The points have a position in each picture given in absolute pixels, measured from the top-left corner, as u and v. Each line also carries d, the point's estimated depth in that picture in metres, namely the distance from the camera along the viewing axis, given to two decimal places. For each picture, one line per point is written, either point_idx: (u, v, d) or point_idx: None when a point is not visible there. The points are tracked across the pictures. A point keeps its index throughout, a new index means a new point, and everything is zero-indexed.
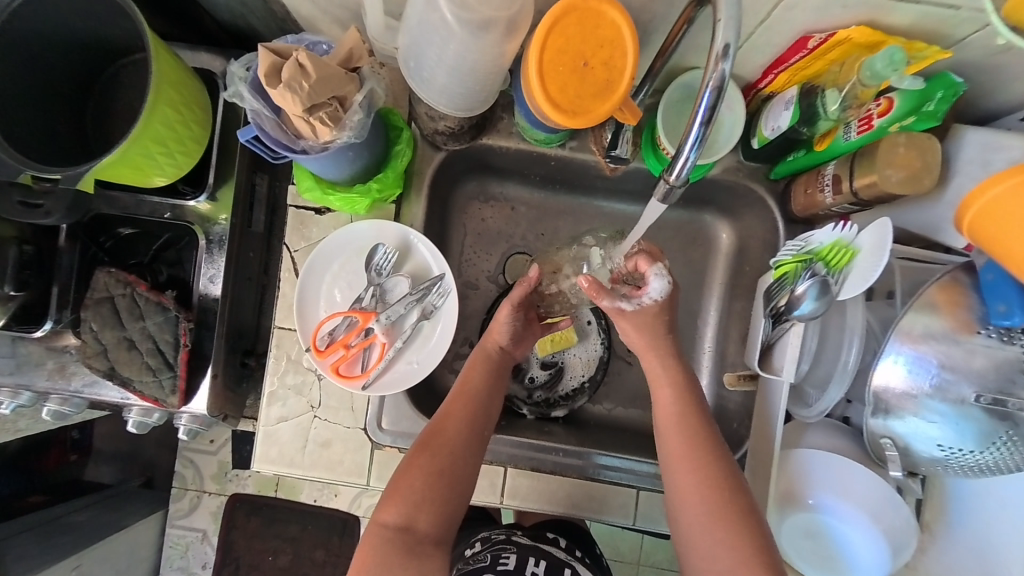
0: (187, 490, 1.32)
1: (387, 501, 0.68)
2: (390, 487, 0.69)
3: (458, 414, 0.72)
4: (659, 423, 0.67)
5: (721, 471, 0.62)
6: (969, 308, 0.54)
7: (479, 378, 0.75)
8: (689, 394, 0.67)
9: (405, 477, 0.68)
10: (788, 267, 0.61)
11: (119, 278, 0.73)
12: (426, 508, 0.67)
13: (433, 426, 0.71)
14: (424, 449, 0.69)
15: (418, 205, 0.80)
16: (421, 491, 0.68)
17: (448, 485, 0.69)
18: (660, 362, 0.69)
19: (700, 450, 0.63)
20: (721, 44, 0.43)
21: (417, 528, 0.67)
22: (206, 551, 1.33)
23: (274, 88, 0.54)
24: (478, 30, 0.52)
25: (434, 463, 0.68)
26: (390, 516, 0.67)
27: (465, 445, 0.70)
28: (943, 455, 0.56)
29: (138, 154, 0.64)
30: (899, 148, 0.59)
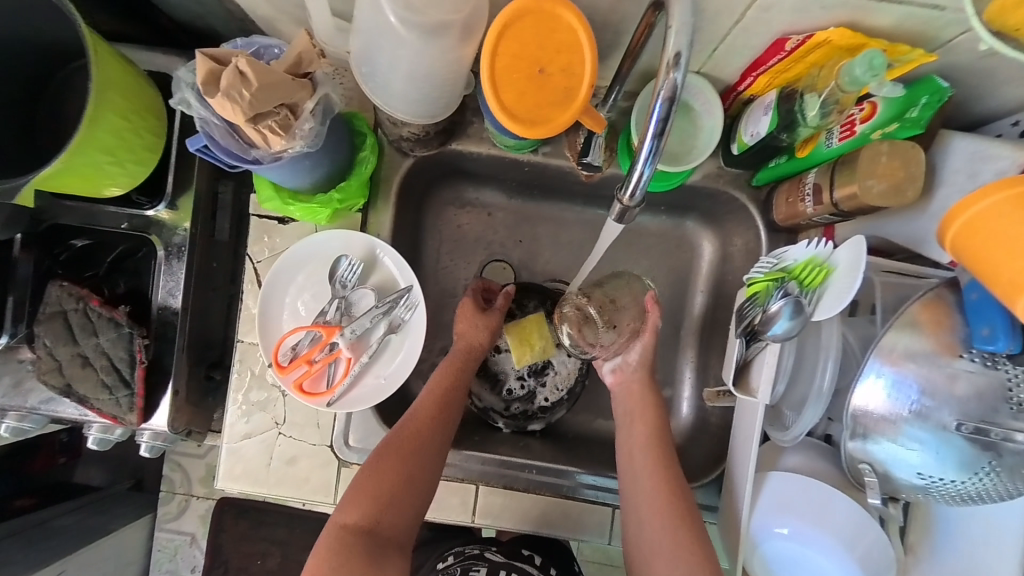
0: (176, 494, 1.29)
1: (349, 503, 0.67)
2: (352, 489, 0.68)
3: (427, 418, 0.72)
4: (625, 449, 0.73)
5: (679, 496, 0.67)
6: (952, 329, 0.51)
7: (450, 383, 0.76)
8: (660, 425, 0.73)
9: (370, 480, 0.67)
10: (760, 286, 0.59)
11: (71, 292, 0.70)
12: (389, 511, 0.67)
13: (400, 429, 0.71)
14: (391, 451, 0.69)
15: (386, 214, 0.77)
16: (386, 493, 0.67)
17: (412, 489, 0.69)
18: (638, 391, 0.77)
19: (664, 476, 0.69)
20: (673, 52, 0.41)
21: (380, 531, 0.66)
22: (195, 554, 1.30)
23: (213, 96, 0.50)
24: (428, 34, 0.49)
25: (401, 468, 0.68)
26: (352, 518, 0.66)
27: (433, 449, 0.70)
28: (924, 482, 0.53)
29: (85, 162, 0.61)
30: (882, 157, 0.55)
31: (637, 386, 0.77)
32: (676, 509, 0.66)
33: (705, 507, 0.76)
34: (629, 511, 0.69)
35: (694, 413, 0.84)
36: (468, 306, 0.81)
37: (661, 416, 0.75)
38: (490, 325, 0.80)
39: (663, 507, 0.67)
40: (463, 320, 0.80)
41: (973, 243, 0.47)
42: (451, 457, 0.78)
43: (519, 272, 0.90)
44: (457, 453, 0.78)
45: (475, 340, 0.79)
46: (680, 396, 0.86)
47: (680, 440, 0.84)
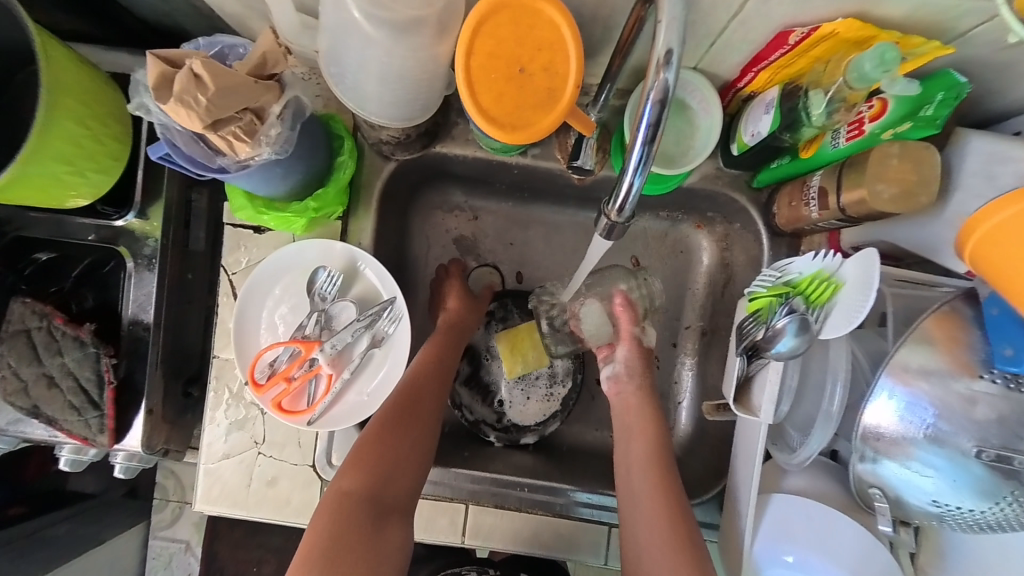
0: (169, 501, 1.15)
1: (350, 468, 0.63)
2: (350, 455, 0.64)
3: (426, 381, 0.71)
4: (625, 458, 0.69)
5: (681, 513, 0.63)
6: (969, 347, 0.47)
7: (446, 349, 0.76)
8: (658, 435, 0.70)
9: (371, 442, 0.64)
10: (763, 301, 0.55)
11: (34, 309, 0.67)
12: (392, 475, 0.63)
13: (399, 392, 0.69)
14: (392, 413, 0.67)
15: (367, 221, 0.73)
16: (389, 456, 0.64)
17: (414, 452, 0.66)
18: (633, 402, 0.73)
19: (664, 490, 0.65)
20: (662, 49, 0.37)
21: (383, 497, 0.62)
22: (191, 561, 1.15)
23: (165, 101, 0.46)
24: (398, 31, 0.46)
25: (403, 429, 0.66)
26: (353, 483, 0.61)
27: (432, 411, 0.70)
28: (939, 510, 0.50)
29: (40, 174, 0.57)
30: (892, 159, 0.52)
31: (626, 392, 0.74)
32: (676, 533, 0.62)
33: (704, 525, 0.72)
34: (630, 531, 0.64)
35: (693, 424, 0.81)
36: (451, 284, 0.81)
37: (658, 424, 0.71)
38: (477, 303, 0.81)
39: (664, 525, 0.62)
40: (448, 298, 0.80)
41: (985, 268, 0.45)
42: (438, 475, 0.75)
43: (509, 279, 0.87)
44: (444, 470, 0.75)
45: (464, 312, 0.80)
46: (679, 406, 0.82)
47: (679, 452, 0.81)
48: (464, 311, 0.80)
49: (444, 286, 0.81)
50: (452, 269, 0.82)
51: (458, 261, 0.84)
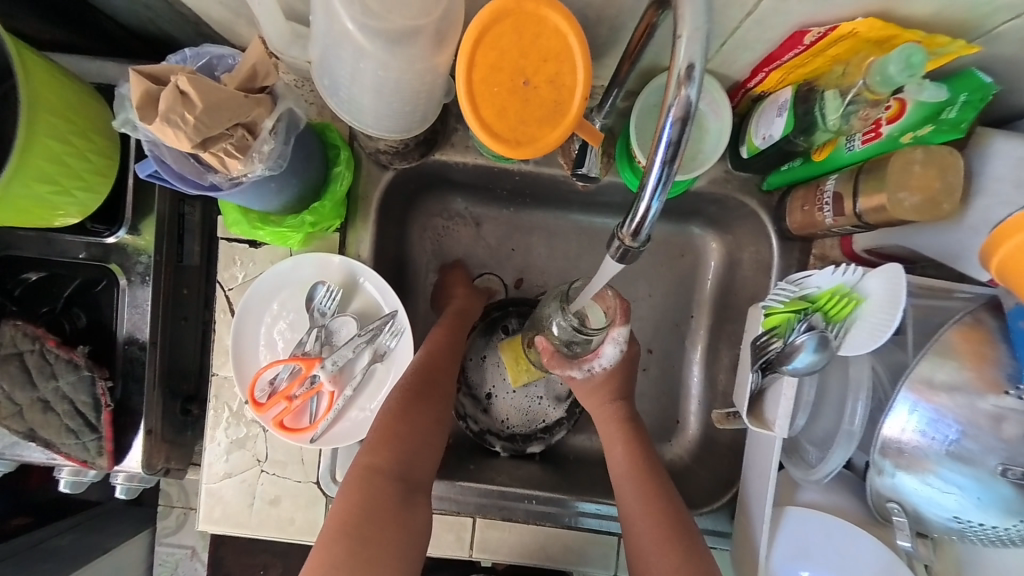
0: (173, 508, 1.13)
1: (374, 446, 0.62)
2: (371, 435, 0.63)
3: (440, 359, 0.70)
4: (617, 473, 0.67)
5: (677, 533, 0.61)
6: (996, 363, 0.45)
7: (459, 328, 0.74)
8: (641, 450, 0.67)
9: (392, 421, 0.63)
10: (780, 318, 0.52)
11: (26, 332, 0.65)
12: (415, 453, 0.63)
13: (415, 370, 0.68)
14: (410, 392, 0.65)
15: (366, 233, 0.71)
16: (414, 434, 0.63)
17: (436, 431, 0.65)
18: (631, 415, 0.70)
19: (652, 510, 0.63)
20: (685, 64, 0.35)
21: (408, 474, 0.61)
22: (197, 567, 1.12)
23: (153, 121, 0.44)
24: (392, 42, 0.43)
25: (423, 406, 0.65)
26: (378, 461, 0.61)
27: (449, 389, 0.69)
28: (961, 527, 0.48)
29: (22, 194, 0.55)
30: (916, 165, 0.50)
31: (595, 405, 0.70)
32: (670, 542, 0.60)
33: (714, 534, 0.72)
34: (632, 553, 0.62)
35: (701, 431, 0.79)
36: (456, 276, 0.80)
37: (638, 438, 0.68)
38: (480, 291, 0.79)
39: (657, 550, 0.61)
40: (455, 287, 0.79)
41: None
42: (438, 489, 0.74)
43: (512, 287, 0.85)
44: (443, 485, 0.74)
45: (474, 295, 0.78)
46: (688, 413, 0.81)
47: (687, 459, 0.80)
48: (472, 294, 0.78)
49: (451, 277, 0.80)
50: (455, 266, 0.81)
51: (461, 264, 0.82)
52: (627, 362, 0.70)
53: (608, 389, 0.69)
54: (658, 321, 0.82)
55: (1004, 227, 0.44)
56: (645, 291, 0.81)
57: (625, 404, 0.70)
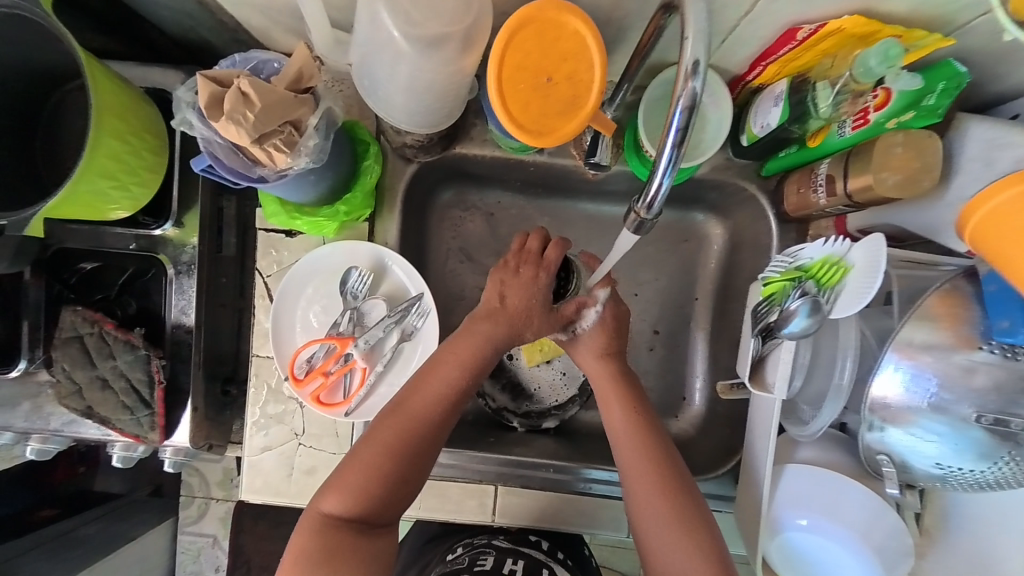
0: (194, 498, 1.14)
1: (332, 490, 0.61)
2: (336, 476, 0.63)
3: (424, 403, 0.67)
4: (615, 430, 0.70)
5: (671, 473, 0.66)
6: (970, 322, 0.51)
7: (449, 372, 0.68)
8: (637, 409, 0.71)
9: (357, 468, 0.62)
10: (777, 286, 0.59)
11: (85, 316, 0.72)
12: (377, 498, 0.62)
13: (393, 416, 0.66)
14: (378, 434, 0.64)
15: (392, 222, 0.77)
16: (374, 480, 0.62)
17: (402, 474, 0.64)
18: (619, 373, 0.73)
19: (655, 455, 0.67)
20: (690, 60, 0.40)
21: (370, 516, 0.61)
22: (218, 555, 1.15)
23: (217, 119, 0.51)
24: (428, 47, 0.49)
25: (393, 456, 0.63)
26: (336, 505, 0.60)
27: (427, 436, 0.65)
28: (941, 472, 0.54)
29: (87, 189, 0.60)
30: (897, 147, 0.55)
31: (591, 360, 0.74)
32: (668, 486, 0.65)
33: (718, 497, 0.77)
34: (632, 508, 0.66)
35: (706, 405, 0.85)
36: (520, 278, 0.69)
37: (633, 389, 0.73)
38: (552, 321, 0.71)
39: (662, 494, 0.65)
40: (513, 303, 0.69)
41: (1009, 266, 0.47)
42: (456, 459, 0.79)
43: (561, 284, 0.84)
44: (462, 455, 0.79)
45: (480, 329, 0.69)
46: (693, 388, 0.86)
47: (693, 432, 0.85)
48: (492, 322, 0.69)
49: (529, 291, 0.68)
50: (533, 267, 0.69)
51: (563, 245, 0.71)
52: (615, 319, 0.73)
53: (597, 346, 0.73)
54: (664, 303, 0.87)
55: (974, 200, 0.49)
56: (652, 274, 0.87)
57: (617, 358, 0.73)
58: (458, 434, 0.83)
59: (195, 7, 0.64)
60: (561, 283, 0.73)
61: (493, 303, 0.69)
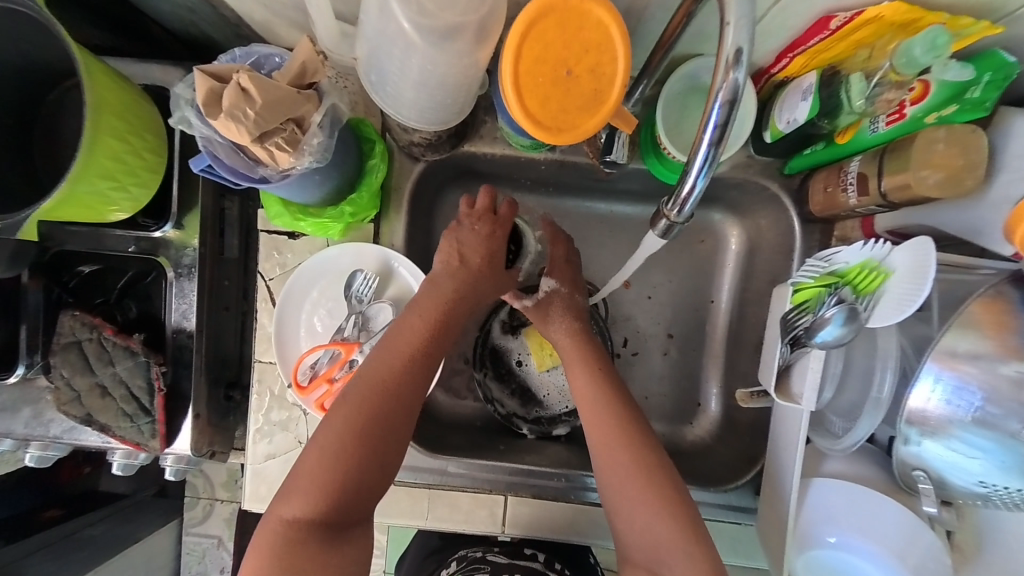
0: (199, 498, 1.13)
1: (293, 495, 0.58)
2: (293, 479, 0.60)
3: (382, 393, 0.63)
4: (582, 407, 0.67)
5: (661, 474, 0.61)
6: (1018, 331, 0.47)
7: (407, 356, 0.66)
8: (615, 396, 0.66)
9: (316, 468, 0.59)
10: (810, 293, 0.56)
11: (84, 321, 0.69)
12: (342, 497, 0.59)
13: (349, 408, 0.62)
14: (338, 427, 0.61)
15: (398, 223, 0.74)
16: (337, 478, 0.59)
17: (368, 466, 0.61)
18: (580, 340, 0.72)
19: (631, 448, 0.63)
20: (733, 48, 0.37)
21: (336, 516, 0.59)
22: (223, 557, 1.13)
23: (216, 117, 0.48)
24: (441, 38, 0.46)
25: (354, 453, 0.60)
26: (298, 510, 0.58)
27: (390, 427, 0.63)
28: (984, 490, 0.50)
29: (86, 191, 0.58)
30: (939, 144, 0.51)
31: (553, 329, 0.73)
32: (657, 489, 0.60)
33: (738, 509, 0.74)
34: (614, 510, 0.63)
35: (723, 412, 0.82)
36: (474, 234, 0.71)
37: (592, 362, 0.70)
38: (505, 280, 0.74)
39: (635, 469, 0.62)
40: (471, 259, 0.71)
41: None
42: (465, 468, 0.77)
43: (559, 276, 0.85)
44: (471, 464, 0.76)
45: (438, 290, 0.69)
46: (710, 395, 0.83)
47: (709, 439, 0.82)
48: (452, 281, 0.70)
49: (486, 246, 0.71)
50: (486, 226, 0.71)
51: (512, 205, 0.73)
52: (573, 285, 0.75)
53: (558, 307, 0.74)
54: (679, 306, 0.84)
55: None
56: (666, 275, 0.84)
57: (579, 325, 0.73)
58: (466, 441, 0.81)
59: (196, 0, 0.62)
60: (511, 255, 0.79)
61: (452, 262, 0.70)
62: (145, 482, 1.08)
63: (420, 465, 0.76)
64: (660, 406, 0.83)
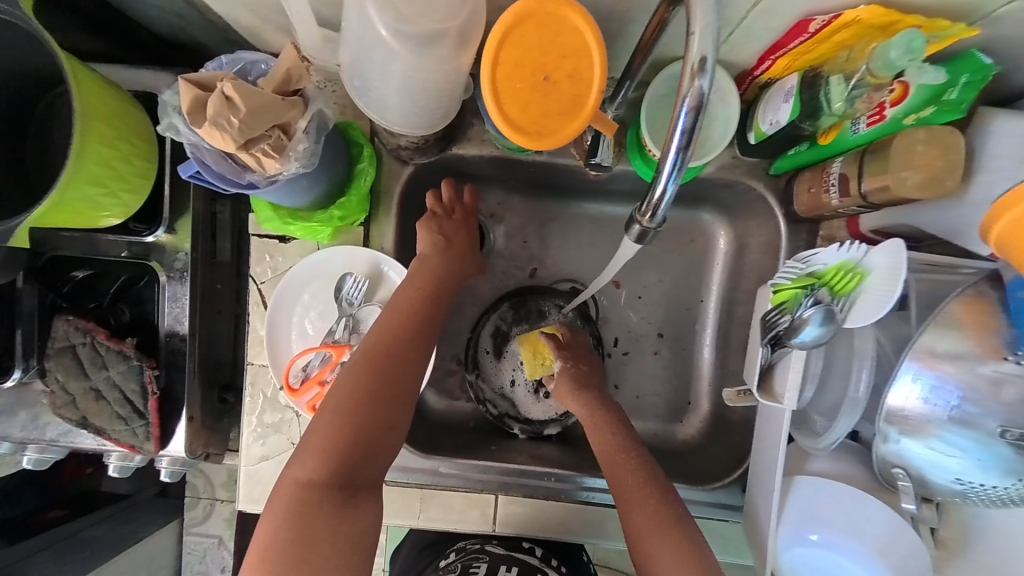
0: (199, 498, 1.14)
1: (305, 457, 0.59)
2: (305, 443, 0.60)
3: (386, 356, 0.64)
4: (602, 460, 0.67)
5: (662, 505, 0.63)
6: (997, 331, 0.48)
7: (409, 322, 0.67)
8: (625, 429, 0.69)
9: (326, 430, 0.60)
10: (788, 294, 0.56)
11: (78, 326, 0.70)
12: (354, 457, 0.60)
13: (357, 371, 0.63)
14: (348, 388, 0.62)
15: (388, 226, 0.75)
16: (349, 439, 0.60)
17: (378, 427, 0.62)
18: (591, 382, 0.74)
19: (647, 476, 0.64)
20: (697, 56, 0.38)
21: (349, 478, 0.59)
22: (224, 556, 1.14)
23: (201, 125, 0.49)
24: (420, 45, 0.47)
25: (362, 412, 0.61)
26: (311, 471, 0.58)
27: (395, 389, 0.63)
28: (962, 487, 0.51)
29: (76, 198, 0.59)
30: (919, 145, 0.52)
31: (563, 386, 0.74)
32: (660, 516, 0.62)
33: (727, 507, 0.74)
34: (636, 538, 0.62)
35: (713, 410, 0.82)
36: (452, 221, 0.74)
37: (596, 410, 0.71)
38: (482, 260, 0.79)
39: (628, 465, 0.65)
40: (455, 241, 0.74)
41: None
42: (456, 469, 0.77)
43: (549, 274, 0.87)
44: (463, 464, 0.77)
45: (430, 266, 0.71)
46: (701, 393, 0.84)
47: (700, 437, 0.83)
48: (440, 260, 0.72)
49: (466, 231, 0.75)
50: (460, 214, 0.75)
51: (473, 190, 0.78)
52: (584, 358, 0.77)
53: (571, 371, 0.75)
54: (669, 305, 0.85)
55: (1006, 199, 0.46)
56: (657, 275, 0.85)
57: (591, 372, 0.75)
58: (459, 442, 0.82)
59: (184, 6, 0.62)
60: None
61: (438, 244, 0.72)
62: (145, 482, 1.09)
63: (412, 466, 0.76)
64: (652, 405, 0.84)
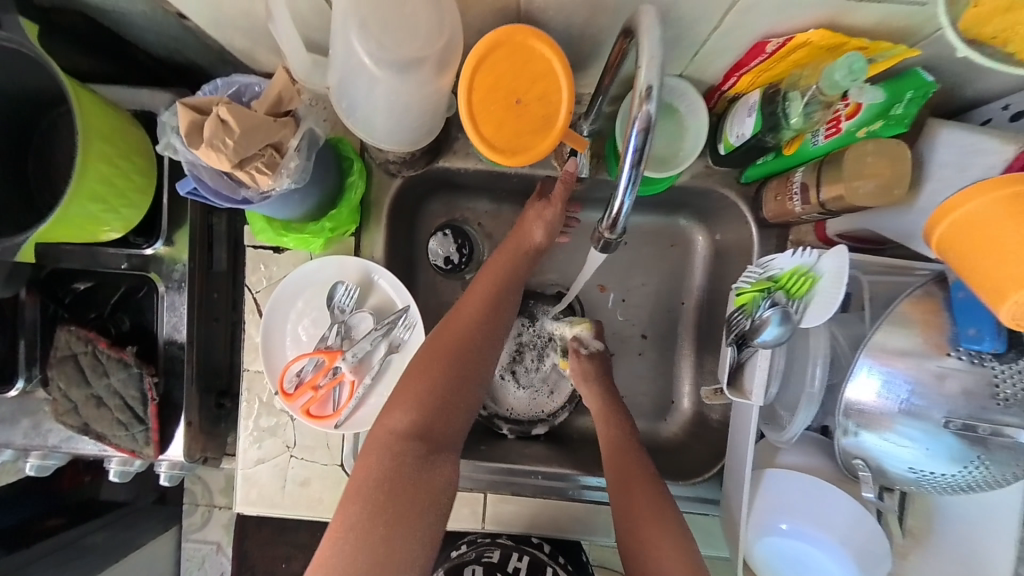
0: (198, 505, 1.16)
1: (392, 412, 0.64)
2: (391, 400, 0.66)
3: (463, 332, 0.69)
4: (611, 449, 0.73)
5: (652, 488, 0.69)
6: (942, 329, 0.51)
7: (479, 302, 0.70)
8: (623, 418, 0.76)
9: (412, 388, 0.65)
10: (748, 296, 0.61)
11: (79, 335, 0.73)
12: (435, 415, 0.64)
13: (437, 347, 0.67)
14: (427, 357, 0.67)
15: (379, 235, 0.78)
16: (429, 401, 0.64)
17: (454, 395, 0.66)
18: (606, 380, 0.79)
19: (634, 458, 0.71)
20: (644, 85, 0.42)
21: (432, 436, 0.63)
22: (222, 561, 1.16)
23: (198, 146, 0.52)
24: (401, 71, 0.50)
25: (437, 381, 0.65)
26: (398, 425, 0.63)
27: (467, 368, 0.67)
28: (916, 476, 0.54)
29: (79, 213, 0.62)
30: (869, 156, 0.56)
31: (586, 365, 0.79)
32: (656, 504, 0.67)
33: (709, 501, 0.77)
34: (631, 529, 0.67)
35: (695, 409, 0.85)
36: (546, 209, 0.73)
37: (620, 404, 0.78)
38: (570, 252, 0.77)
39: (628, 460, 0.71)
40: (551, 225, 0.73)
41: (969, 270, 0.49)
42: None
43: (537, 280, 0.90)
44: None
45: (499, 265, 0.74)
46: (683, 392, 0.87)
47: (683, 435, 0.86)
48: (521, 258, 0.74)
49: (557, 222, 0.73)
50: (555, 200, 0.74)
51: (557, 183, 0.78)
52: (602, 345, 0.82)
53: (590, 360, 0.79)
54: (652, 308, 0.88)
55: (946, 207, 0.49)
56: (640, 279, 0.88)
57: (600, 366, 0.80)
58: None
59: (181, 30, 0.66)
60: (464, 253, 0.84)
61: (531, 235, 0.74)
62: (145, 489, 1.11)
63: None
64: (636, 403, 0.87)
